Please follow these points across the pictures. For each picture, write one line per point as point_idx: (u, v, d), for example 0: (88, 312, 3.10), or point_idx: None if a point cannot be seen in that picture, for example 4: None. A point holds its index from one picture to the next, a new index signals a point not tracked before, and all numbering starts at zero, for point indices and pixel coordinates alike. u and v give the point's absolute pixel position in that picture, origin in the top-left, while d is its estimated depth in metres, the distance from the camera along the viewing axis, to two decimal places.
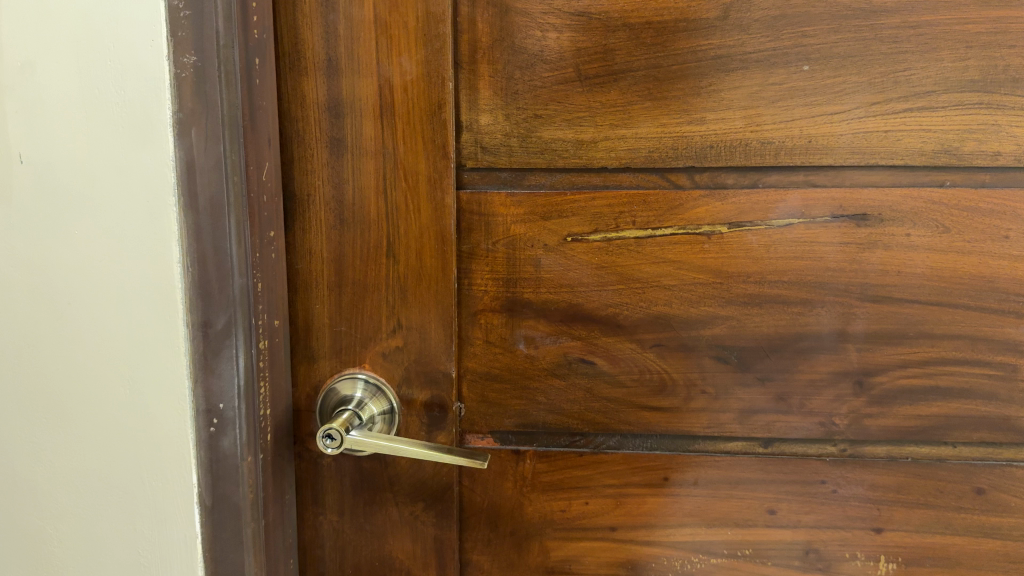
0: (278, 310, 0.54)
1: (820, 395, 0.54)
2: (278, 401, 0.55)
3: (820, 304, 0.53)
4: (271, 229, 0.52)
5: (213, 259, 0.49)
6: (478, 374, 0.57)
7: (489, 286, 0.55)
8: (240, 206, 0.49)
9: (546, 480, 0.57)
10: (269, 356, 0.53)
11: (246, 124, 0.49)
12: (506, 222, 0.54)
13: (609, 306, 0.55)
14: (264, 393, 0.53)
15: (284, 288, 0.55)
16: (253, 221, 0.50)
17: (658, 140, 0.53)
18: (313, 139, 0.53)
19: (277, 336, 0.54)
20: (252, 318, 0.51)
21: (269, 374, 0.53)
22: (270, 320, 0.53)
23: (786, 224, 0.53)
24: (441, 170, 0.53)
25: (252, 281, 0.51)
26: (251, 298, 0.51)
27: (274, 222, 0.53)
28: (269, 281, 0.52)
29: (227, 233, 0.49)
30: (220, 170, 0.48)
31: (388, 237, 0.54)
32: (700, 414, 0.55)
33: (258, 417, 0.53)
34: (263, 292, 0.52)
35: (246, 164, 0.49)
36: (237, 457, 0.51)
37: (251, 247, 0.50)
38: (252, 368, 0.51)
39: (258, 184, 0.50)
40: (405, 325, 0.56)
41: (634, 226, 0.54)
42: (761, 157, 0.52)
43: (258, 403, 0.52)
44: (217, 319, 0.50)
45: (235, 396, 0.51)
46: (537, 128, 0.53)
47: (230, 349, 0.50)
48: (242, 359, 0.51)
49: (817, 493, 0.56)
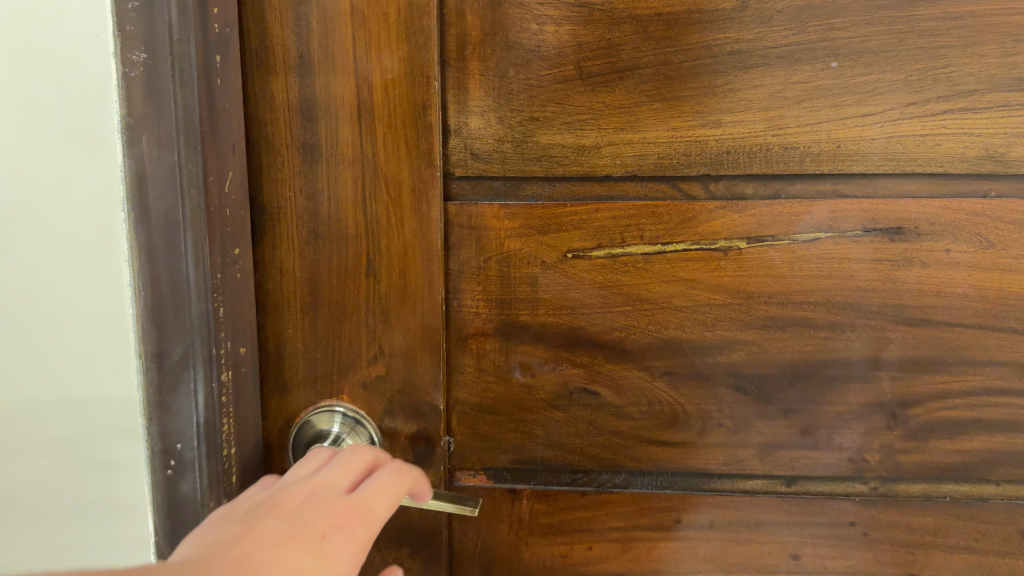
0: (244, 337, 0.48)
1: (849, 429, 0.49)
2: (246, 436, 0.49)
3: (849, 328, 0.48)
4: (236, 246, 0.46)
5: (168, 282, 0.43)
6: (469, 404, 0.51)
7: (480, 307, 0.50)
8: (199, 222, 0.43)
9: (545, 521, 0.52)
10: (234, 387, 0.47)
11: (205, 127, 0.43)
12: (499, 237, 0.49)
13: (615, 329, 0.49)
14: (229, 431, 0.47)
15: (248, 310, 0.48)
16: (212, 238, 0.44)
17: (669, 145, 0.47)
18: (282, 144, 0.47)
19: (243, 365, 0.48)
20: (212, 347, 0.45)
21: (233, 409, 0.47)
22: (235, 348, 0.47)
23: (812, 239, 0.47)
24: (426, 180, 0.48)
25: (212, 306, 0.45)
26: (210, 324, 0.45)
27: (240, 237, 0.47)
28: (235, 304, 0.47)
29: (181, 254, 0.43)
30: (173, 182, 0.42)
31: (367, 254, 0.49)
32: (716, 450, 0.50)
33: (222, 458, 0.46)
34: (227, 316, 0.46)
35: (204, 174, 0.43)
36: (197, 502, 0.46)
37: (212, 269, 0.44)
38: (214, 403, 0.45)
39: (219, 196, 0.44)
40: (388, 351, 0.50)
41: (642, 241, 0.48)
42: (784, 164, 0.47)
43: (220, 443, 0.46)
44: (173, 349, 0.44)
45: (194, 435, 0.45)
46: (532, 132, 0.48)
47: (188, 382, 0.45)
48: (201, 394, 0.45)
49: (845, 536, 0.50)
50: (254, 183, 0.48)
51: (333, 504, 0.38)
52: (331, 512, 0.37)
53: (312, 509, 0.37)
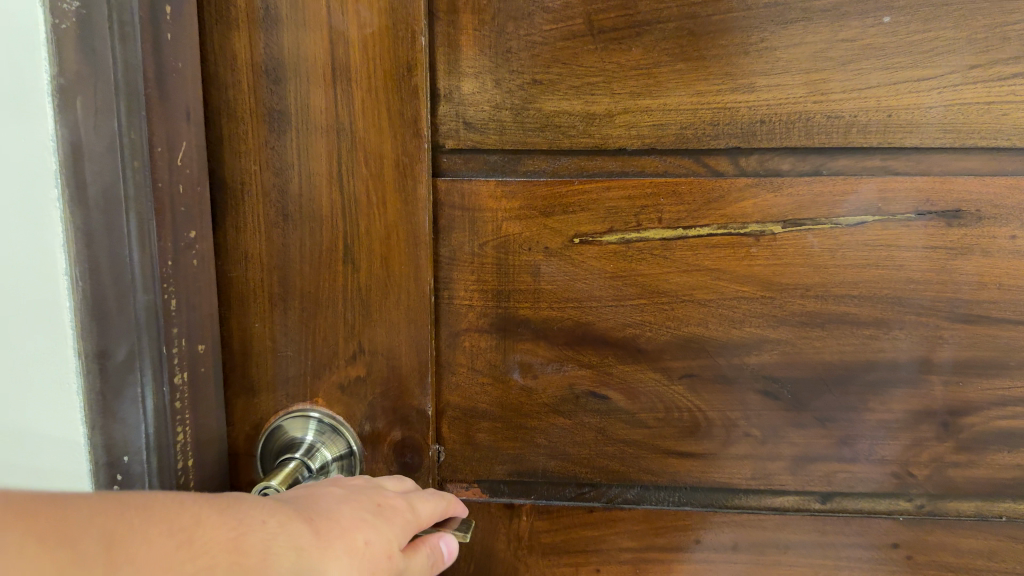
0: (202, 333, 0.42)
1: (894, 440, 0.43)
2: (207, 444, 0.43)
3: (897, 325, 0.42)
4: (192, 228, 0.40)
5: (109, 270, 0.36)
6: (462, 409, 0.45)
7: (475, 299, 0.44)
8: (143, 201, 0.37)
9: (547, 540, 0.46)
10: (190, 389, 0.41)
11: (150, 92, 0.37)
12: (496, 219, 0.42)
13: (628, 326, 0.43)
14: (183, 439, 0.41)
15: (208, 302, 0.42)
16: (161, 221, 0.38)
17: (693, 114, 0.41)
18: (246, 111, 0.41)
19: (201, 365, 0.42)
20: (163, 345, 0.39)
21: (189, 415, 0.41)
22: (191, 346, 0.41)
23: (857, 222, 0.41)
24: (412, 153, 0.41)
25: (161, 298, 0.39)
26: (159, 319, 0.39)
27: (195, 218, 0.40)
28: (191, 296, 0.41)
29: (124, 239, 0.37)
30: (113, 154, 0.35)
31: (345, 238, 0.42)
32: (742, 463, 0.44)
33: (175, 470, 0.41)
34: (179, 309, 0.40)
35: (148, 145, 0.37)
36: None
37: (161, 257, 0.38)
38: (165, 409, 0.40)
39: (167, 170, 0.38)
40: (370, 349, 0.44)
41: (659, 225, 0.42)
42: (826, 136, 0.40)
43: (173, 454, 0.40)
44: (118, 349, 0.37)
45: (142, 447, 0.39)
46: (534, 98, 0.41)
47: (134, 387, 0.38)
48: (150, 400, 0.39)
49: (886, 560, 0.44)
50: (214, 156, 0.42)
51: (379, 490, 0.35)
52: (374, 494, 0.35)
53: (364, 490, 0.35)
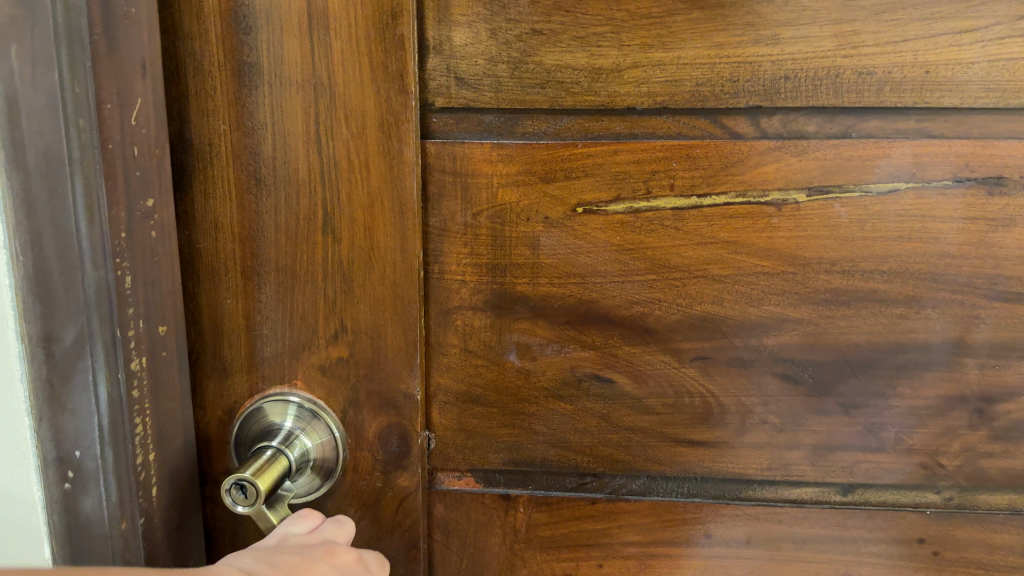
0: (163, 314, 0.38)
1: (922, 429, 0.40)
2: (171, 436, 0.39)
3: (930, 304, 0.38)
4: (150, 197, 0.36)
5: (53, 244, 0.32)
6: (454, 394, 0.41)
7: (467, 274, 0.40)
8: (91, 164, 0.32)
9: (545, 533, 0.43)
10: (150, 376, 0.37)
11: (97, 39, 0.32)
12: (491, 186, 0.38)
13: (636, 303, 0.39)
14: (142, 431, 0.37)
15: (168, 279, 0.38)
16: (112, 187, 0.33)
17: (710, 68, 0.37)
18: (214, 65, 0.37)
19: (163, 348, 0.38)
20: (116, 328, 0.35)
21: (150, 404, 0.37)
22: (149, 327, 0.37)
23: (890, 190, 0.37)
24: (397, 112, 0.37)
25: (114, 275, 0.34)
26: (113, 299, 0.34)
27: (153, 185, 0.36)
28: (149, 274, 0.36)
29: (69, 207, 0.32)
30: (54, 110, 0.31)
31: (324, 207, 0.38)
32: (757, 452, 0.41)
33: (134, 468, 0.36)
34: (135, 289, 0.35)
35: (96, 99, 0.32)
36: (105, 522, 0.36)
37: (113, 229, 0.34)
38: (120, 398, 0.35)
39: (118, 128, 0.33)
40: (352, 329, 0.40)
41: (670, 192, 0.38)
42: (856, 94, 0.36)
43: (132, 447, 0.36)
44: (64, 333, 0.33)
45: (95, 441, 0.35)
46: (534, 50, 0.37)
47: (84, 375, 0.34)
48: (102, 389, 0.35)
49: (910, 556, 0.41)
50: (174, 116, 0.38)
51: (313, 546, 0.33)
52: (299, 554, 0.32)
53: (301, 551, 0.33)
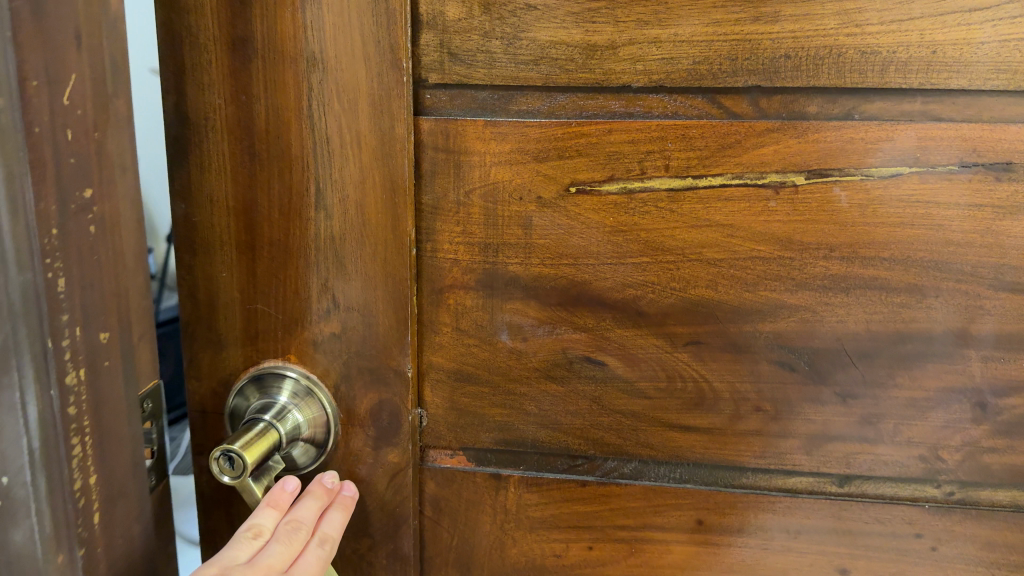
0: (104, 320, 0.33)
1: (922, 422, 0.38)
2: (115, 454, 0.35)
3: (932, 293, 0.37)
4: (87, 185, 0.31)
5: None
6: (445, 372, 0.41)
7: (459, 252, 0.39)
8: (12, 151, 0.27)
9: (534, 514, 0.43)
10: (90, 391, 0.33)
11: (20, 7, 0.27)
12: (484, 164, 0.38)
13: (629, 286, 0.39)
14: (80, 452, 0.32)
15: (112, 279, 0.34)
16: (40, 179, 0.29)
17: (707, 46, 0.36)
18: (209, 38, 0.37)
19: (105, 358, 0.33)
20: (48, 339, 0.30)
21: (89, 423, 0.33)
22: (88, 335, 0.32)
23: (892, 174, 0.36)
24: (389, 88, 0.37)
25: (43, 277, 0.29)
26: (42, 303, 0.29)
27: (92, 173, 0.32)
28: (87, 273, 0.32)
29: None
30: None
31: (316, 183, 0.38)
32: (751, 439, 0.40)
33: (70, 491, 0.32)
34: (70, 293, 0.31)
35: (17, 76, 0.27)
36: (38, 556, 0.32)
37: (41, 225, 0.29)
38: (54, 418, 0.31)
39: (46, 109, 0.29)
40: (344, 305, 0.40)
41: (665, 173, 0.37)
42: (860, 74, 0.35)
43: (66, 472, 0.32)
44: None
45: (26, 466, 0.31)
46: (528, 26, 0.36)
47: (10, 393, 0.30)
48: (32, 410, 0.30)
49: (906, 550, 0.40)
50: (123, 92, 0.34)
51: None
52: None
53: None
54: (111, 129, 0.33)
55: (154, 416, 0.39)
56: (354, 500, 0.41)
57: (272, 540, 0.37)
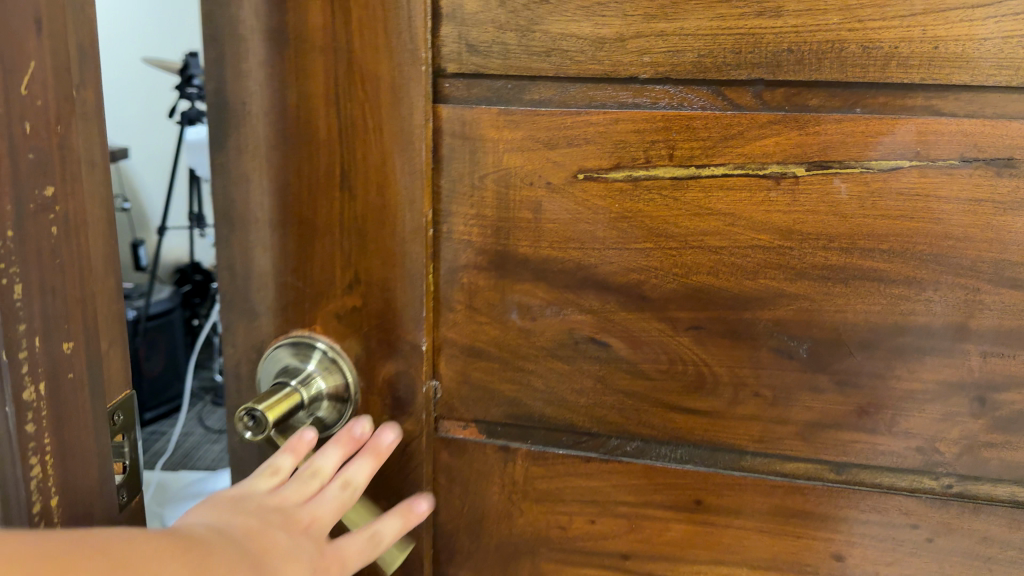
0: (67, 329, 0.33)
1: (920, 413, 0.39)
2: (78, 463, 0.35)
3: (931, 286, 0.37)
4: (48, 183, 0.31)
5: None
6: (459, 348, 0.43)
7: (472, 233, 0.41)
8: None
9: (541, 486, 0.45)
10: (50, 405, 0.33)
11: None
12: (497, 150, 0.40)
13: (633, 270, 0.40)
14: (40, 474, 0.33)
15: (79, 281, 0.34)
16: None
17: (712, 40, 0.37)
18: (247, 29, 0.40)
19: (70, 369, 0.34)
20: (4, 352, 0.30)
21: (52, 444, 0.33)
22: (50, 348, 0.32)
23: (892, 168, 0.36)
24: (409, 77, 0.39)
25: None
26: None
27: (52, 171, 0.32)
28: (48, 277, 0.32)
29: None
30: None
31: (342, 165, 0.41)
32: (750, 423, 0.41)
33: (30, 505, 0.32)
34: (29, 301, 0.31)
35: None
36: None
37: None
38: (11, 440, 0.31)
39: (2, 103, 0.29)
40: (365, 280, 0.42)
41: (670, 162, 0.39)
42: (862, 69, 0.36)
43: (23, 486, 0.32)
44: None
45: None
46: (541, 19, 0.38)
47: None
48: None
49: (903, 541, 0.41)
50: (90, 84, 0.34)
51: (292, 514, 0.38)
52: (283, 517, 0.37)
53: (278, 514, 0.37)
54: (75, 125, 0.33)
55: (125, 429, 0.39)
56: (391, 448, 0.43)
57: (291, 479, 0.40)
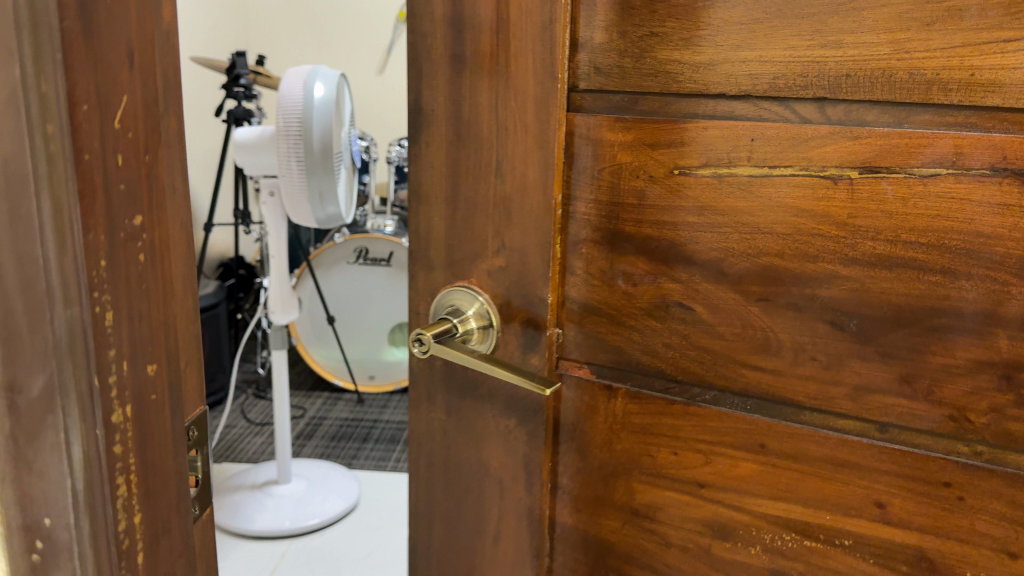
0: (151, 353, 0.35)
1: (953, 385, 0.45)
2: (159, 486, 0.36)
3: (963, 276, 0.44)
4: (136, 213, 0.33)
5: (14, 276, 0.29)
6: (577, 304, 0.55)
7: (591, 214, 0.53)
8: (64, 183, 0.29)
9: (636, 421, 0.56)
10: (136, 426, 0.34)
11: (69, 27, 0.28)
12: (613, 150, 0.52)
13: (714, 250, 0.50)
14: (124, 493, 0.34)
15: (163, 309, 0.36)
16: (89, 206, 0.30)
17: (784, 66, 0.46)
18: (437, 55, 0.54)
19: (153, 392, 0.35)
20: (94, 376, 0.31)
21: (136, 458, 0.34)
22: (135, 370, 0.34)
23: (930, 174, 0.43)
24: (548, 91, 0.52)
25: (90, 313, 0.31)
26: (87, 339, 0.31)
27: (141, 201, 0.33)
28: (134, 304, 0.33)
29: (34, 236, 0.29)
30: (15, 109, 0.28)
31: (497, 157, 0.54)
32: (808, 382, 0.49)
33: (116, 533, 0.33)
34: (118, 327, 0.33)
35: (67, 98, 0.29)
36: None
37: (90, 256, 0.30)
38: (99, 456, 0.32)
39: (98, 133, 0.30)
40: (509, 246, 0.56)
41: (749, 162, 0.48)
42: (907, 91, 0.43)
43: (110, 510, 0.33)
44: (33, 382, 0.31)
45: (67, 509, 0.32)
46: (653, 48, 0.49)
47: (54, 433, 0.31)
48: (76, 448, 0.31)
49: (936, 496, 0.47)
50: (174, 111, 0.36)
51: None
52: None
53: None
54: (163, 153, 0.35)
55: (200, 444, 0.41)
56: None
57: None
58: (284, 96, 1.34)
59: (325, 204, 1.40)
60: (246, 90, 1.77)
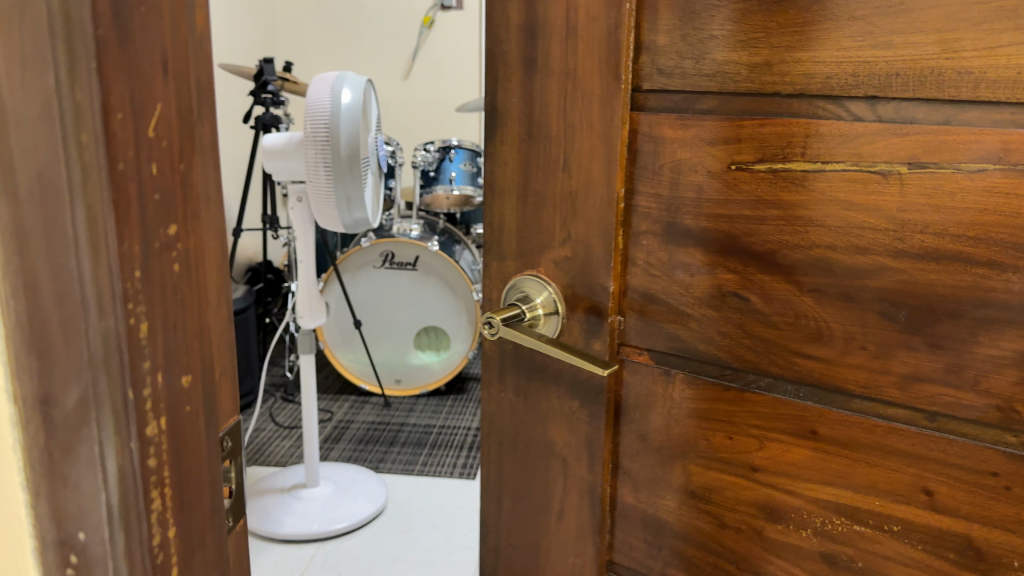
0: (185, 364, 0.36)
1: (1001, 376, 0.46)
2: (194, 497, 0.37)
3: (1011, 269, 0.45)
4: (172, 224, 0.34)
5: (49, 289, 0.30)
6: (638, 292, 0.59)
7: (651, 207, 0.56)
8: (96, 192, 0.30)
9: (693, 405, 0.58)
10: (171, 436, 0.35)
11: (104, 34, 0.29)
12: (673, 147, 0.55)
13: (768, 242, 0.52)
14: (159, 507, 0.35)
15: (198, 319, 0.37)
16: (123, 218, 0.31)
17: (837, 66, 0.48)
18: (512, 60, 0.59)
19: (188, 404, 0.36)
20: (129, 389, 0.32)
21: (169, 472, 0.35)
22: (169, 383, 0.35)
23: (978, 170, 0.45)
24: (612, 91, 0.55)
25: (125, 324, 0.32)
26: (121, 349, 0.32)
27: (176, 212, 0.34)
28: (170, 313, 0.34)
29: (69, 250, 0.30)
30: (51, 124, 0.29)
31: (565, 154, 0.58)
32: (858, 371, 0.51)
33: (150, 547, 0.35)
34: (153, 339, 0.33)
35: (102, 110, 0.30)
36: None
37: (124, 267, 0.31)
38: (133, 470, 0.33)
39: (131, 143, 0.31)
40: (574, 237, 0.59)
41: (804, 158, 0.50)
42: (956, 89, 0.45)
43: (145, 524, 0.34)
44: (67, 395, 0.32)
45: (102, 523, 0.33)
46: (710, 50, 0.52)
47: (90, 445, 0.32)
48: (111, 461, 0.32)
49: (984, 486, 0.48)
50: (207, 118, 0.37)
51: None
52: None
53: None
54: (196, 162, 0.36)
55: (233, 455, 0.44)
56: None
57: None
58: (312, 102, 1.42)
59: (352, 208, 1.45)
60: (274, 98, 1.89)
